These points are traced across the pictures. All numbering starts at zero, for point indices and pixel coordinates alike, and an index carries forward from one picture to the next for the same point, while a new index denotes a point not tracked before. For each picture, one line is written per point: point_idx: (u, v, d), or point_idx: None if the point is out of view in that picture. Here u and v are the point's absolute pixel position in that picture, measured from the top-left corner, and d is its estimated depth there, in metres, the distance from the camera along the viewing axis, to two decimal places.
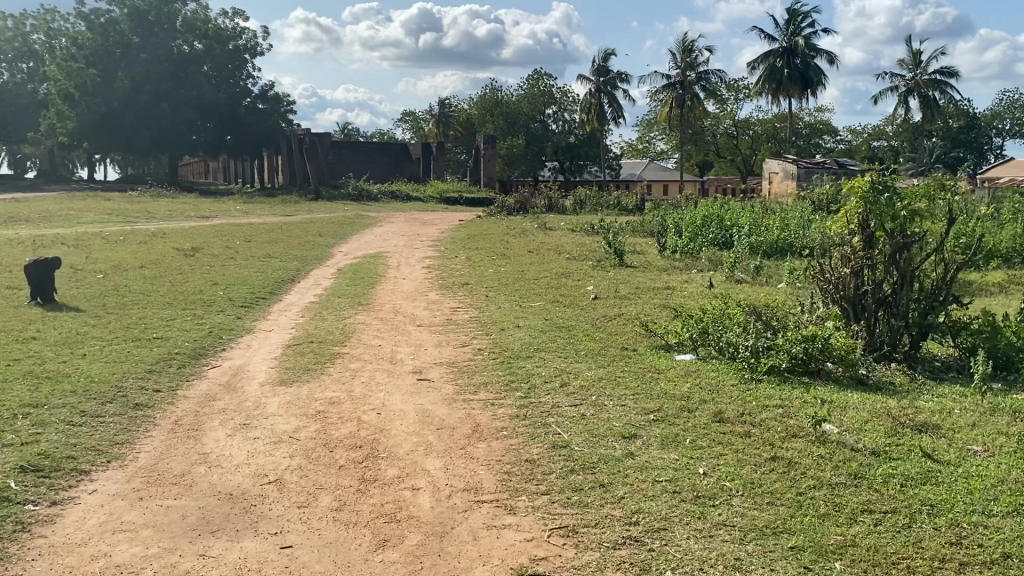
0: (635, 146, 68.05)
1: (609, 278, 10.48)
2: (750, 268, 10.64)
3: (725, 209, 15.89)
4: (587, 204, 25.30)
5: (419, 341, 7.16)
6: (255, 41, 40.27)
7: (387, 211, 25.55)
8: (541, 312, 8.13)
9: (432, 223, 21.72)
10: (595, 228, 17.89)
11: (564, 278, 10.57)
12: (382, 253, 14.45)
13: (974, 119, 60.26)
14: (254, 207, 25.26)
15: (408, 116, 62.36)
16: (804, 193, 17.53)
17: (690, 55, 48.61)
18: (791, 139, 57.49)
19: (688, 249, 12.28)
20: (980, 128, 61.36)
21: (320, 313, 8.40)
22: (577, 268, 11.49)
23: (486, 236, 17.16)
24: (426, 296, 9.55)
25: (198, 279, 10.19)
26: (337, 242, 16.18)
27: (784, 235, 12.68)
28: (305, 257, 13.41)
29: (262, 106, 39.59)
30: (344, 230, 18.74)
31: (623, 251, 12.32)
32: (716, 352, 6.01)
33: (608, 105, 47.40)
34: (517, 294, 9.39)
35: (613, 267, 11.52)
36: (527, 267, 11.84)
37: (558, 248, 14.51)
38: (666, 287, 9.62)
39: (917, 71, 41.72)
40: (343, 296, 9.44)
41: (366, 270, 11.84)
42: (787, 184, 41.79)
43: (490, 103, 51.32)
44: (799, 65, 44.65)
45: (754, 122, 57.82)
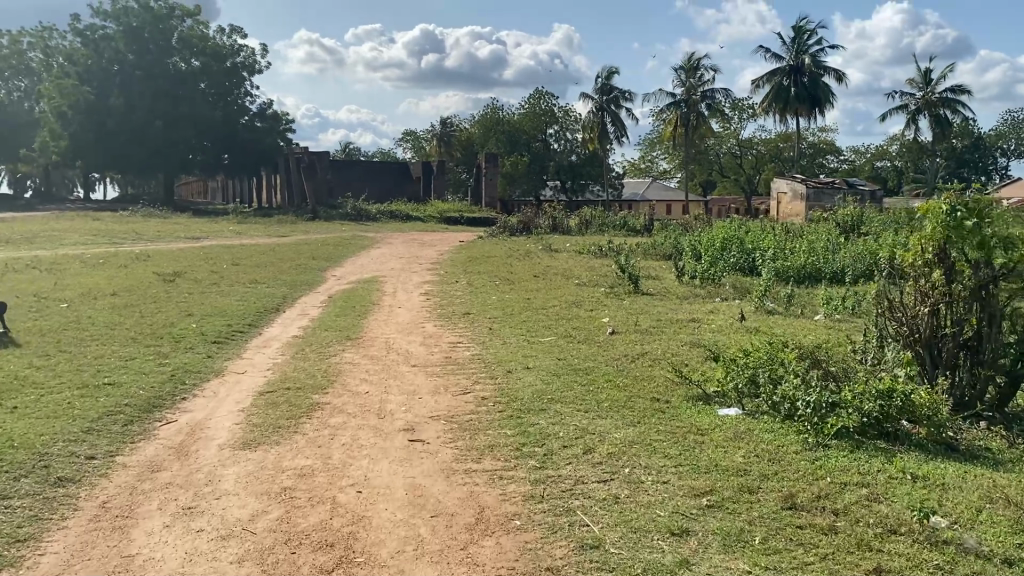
0: (638, 165, 67.34)
1: (626, 308, 9.53)
2: (781, 297, 9.69)
3: (742, 230, 14.96)
4: (592, 224, 24.40)
5: (413, 386, 6.17)
6: (253, 58, 39.51)
7: (386, 232, 24.66)
8: (554, 350, 7.17)
9: (431, 245, 20.84)
10: (603, 251, 16.95)
11: (577, 307, 9.63)
12: (377, 278, 13.52)
13: (979, 139, 59.59)
14: (249, 227, 24.43)
15: (409, 135, 61.72)
16: (823, 213, 16.63)
17: (695, 74, 47.94)
18: (795, 158, 56.79)
19: (709, 275, 11.32)
20: (985, 148, 60.65)
21: (302, 350, 7.44)
22: (589, 296, 10.53)
23: (489, 259, 16.24)
24: (423, 329, 8.59)
25: (172, 309, 9.25)
26: (331, 265, 15.26)
27: (813, 260, 11.74)
28: (295, 282, 12.47)
29: (260, 124, 38.85)
30: (339, 252, 17.83)
31: (638, 277, 11.35)
32: (768, 408, 5.05)
33: (611, 123, 46.70)
34: (525, 327, 8.43)
35: (628, 295, 10.55)
36: (534, 295, 10.88)
37: (566, 272, 13.58)
38: (691, 318, 8.68)
39: (927, 89, 40.93)
40: (331, 328, 8.47)
41: (359, 298, 10.89)
42: (796, 205, 40.99)
43: (492, 122, 50.56)
44: (806, 83, 43.89)
45: (758, 141, 57.14)
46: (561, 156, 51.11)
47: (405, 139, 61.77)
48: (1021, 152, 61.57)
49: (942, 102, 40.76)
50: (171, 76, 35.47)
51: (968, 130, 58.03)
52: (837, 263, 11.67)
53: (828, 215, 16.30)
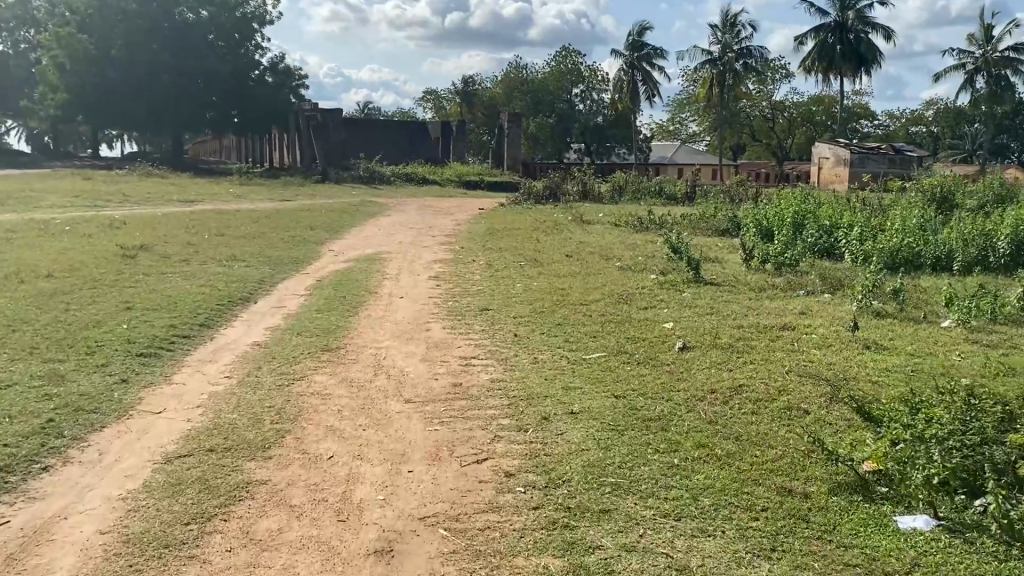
0: (665, 128, 64.59)
1: (694, 307, 7.42)
2: (887, 295, 7.50)
3: (806, 201, 12.73)
4: (626, 191, 22.10)
5: (401, 445, 4.09)
6: (263, 8, 37.09)
7: (401, 197, 22.55)
8: (611, 376, 5.14)
9: (449, 212, 18.78)
10: (644, 224, 14.76)
11: (625, 304, 7.53)
12: (380, 255, 11.45)
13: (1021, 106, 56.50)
14: (251, 190, 22.44)
15: (429, 94, 59.29)
16: (890, 185, 14.34)
17: (733, 30, 45.00)
18: (832, 122, 53.95)
19: (783, 259, 9.22)
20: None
21: (261, 369, 5.41)
22: (640, 287, 8.38)
23: (513, 231, 14.16)
24: (426, 334, 6.53)
25: (109, 300, 7.23)
26: (330, 237, 13.22)
27: (910, 241, 9.51)
28: (283, 260, 10.46)
29: (271, 79, 36.63)
30: (344, 220, 15.78)
31: (698, 263, 9.20)
32: (994, 532, 2.96)
33: (642, 83, 44.16)
34: (564, 335, 6.39)
35: (690, 287, 8.44)
36: (571, 284, 8.78)
37: (604, 250, 11.49)
38: (784, 326, 6.60)
39: (986, 48, 37.94)
40: (306, 332, 6.43)
41: (352, 284, 8.85)
42: (839, 171, 38.51)
43: (514, 81, 48.11)
44: (853, 40, 40.89)
45: (790, 103, 54.13)
46: (586, 117, 48.55)
47: (426, 98, 59.33)
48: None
49: (1002, 62, 37.84)
50: (177, 27, 33.25)
51: (1015, 103, 54.82)
52: (939, 245, 9.52)
53: (900, 186, 14.04)
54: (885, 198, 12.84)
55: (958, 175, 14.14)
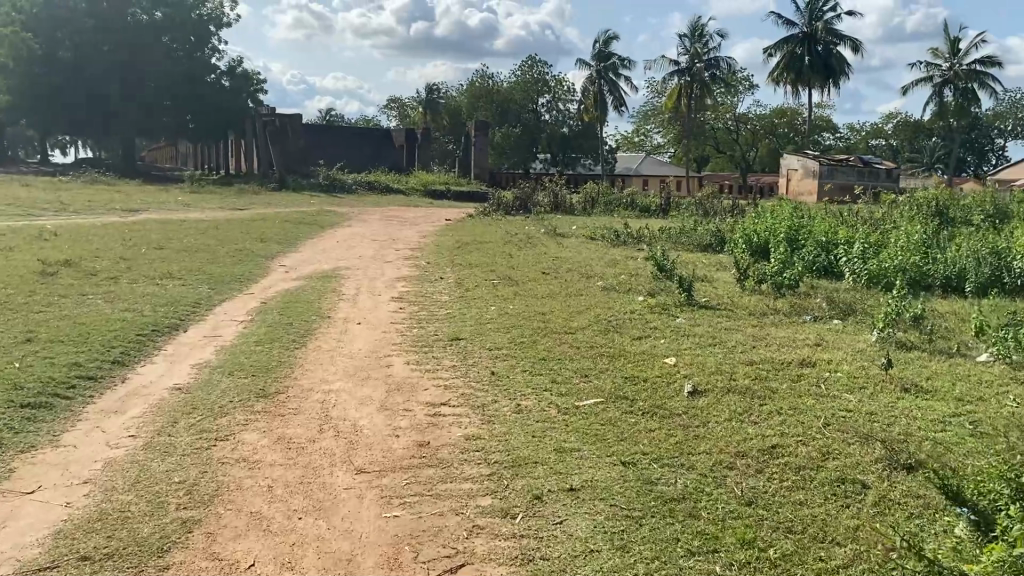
0: (630, 139, 64.24)
1: (694, 337, 6.50)
2: (908, 323, 6.66)
3: (791, 216, 11.95)
4: (597, 202, 21.29)
5: (349, 542, 3.09)
6: (220, 10, 35.70)
7: (361, 207, 21.46)
8: (614, 433, 4.18)
9: (412, 223, 17.79)
10: (620, 238, 13.89)
11: (615, 332, 6.59)
12: (337, 272, 10.44)
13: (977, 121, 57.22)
14: (202, 198, 21.22)
15: (393, 102, 58.22)
16: (872, 198, 13.69)
17: (700, 40, 44.56)
18: (795, 134, 53.88)
19: (780, 279, 8.39)
20: (981, 129, 58.46)
21: (177, 426, 4.35)
22: (631, 313, 7.46)
23: (483, 246, 13.21)
24: (386, 373, 5.51)
25: (8, 329, 6.12)
26: (282, 251, 12.13)
27: (915, 260, 8.73)
28: (225, 279, 9.37)
29: (228, 83, 35.28)
30: (299, 232, 14.69)
31: (689, 284, 8.29)
32: None
33: (609, 93, 43.50)
34: (550, 374, 5.41)
35: (684, 312, 7.54)
36: (550, 308, 7.83)
37: (581, 267, 10.60)
38: (804, 363, 5.68)
39: (954, 61, 37.92)
40: (241, 372, 5.38)
41: (300, 307, 7.82)
42: (808, 182, 38.30)
43: (480, 90, 47.24)
44: (821, 52, 40.65)
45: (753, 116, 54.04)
46: (553, 127, 47.80)
47: (390, 106, 58.22)
48: (1019, 133, 59.24)
49: (969, 75, 37.81)
50: (129, 28, 31.67)
51: (974, 116, 55.24)
52: (949, 264, 8.77)
53: (883, 201, 13.39)
54: (868, 212, 12.16)
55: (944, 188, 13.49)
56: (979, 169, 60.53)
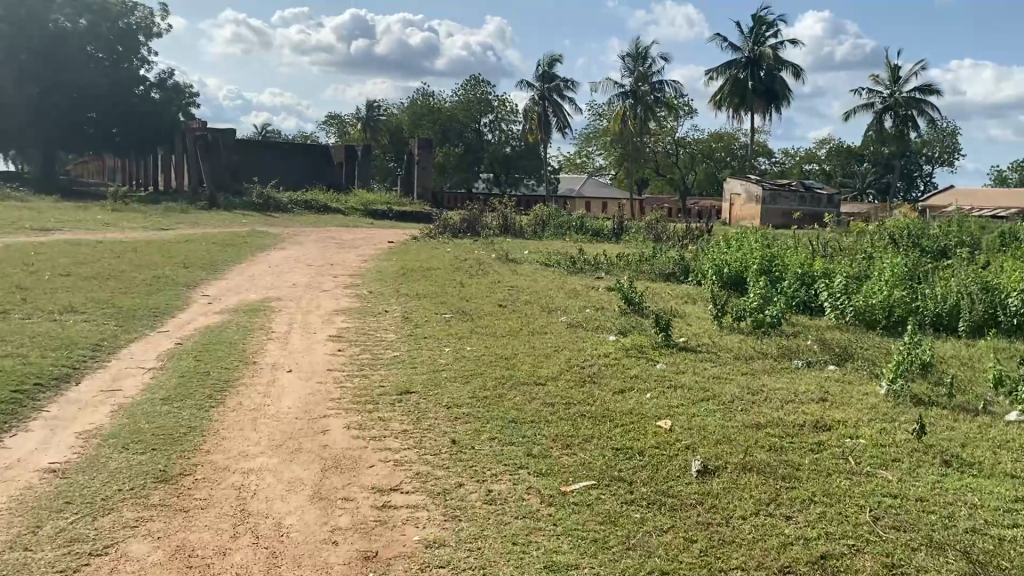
0: (572, 161, 64.13)
1: (682, 389, 5.63)
2: (917, 372, 5.90)
3: (755, 245, 11.33)
4: (547, 224, 20.60)
5: None
6: (150, 19, 33.65)
7: (298, 227, 20.31)
8: (618, 538, 3.29)
9: (352, 246, 16.76)
10: (576, 266, 13.14)
11: (592, 384, 5.67)
12: (269, 304, 9.37)
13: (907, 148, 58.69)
14: (124, 217, 19.74)
15: (332, 119, 56.95)
16: (831, 228, 13.25)
17: (643, 63, 44.46)
18: (733, 159, 54.37)
19: (759, 319, 7.64)
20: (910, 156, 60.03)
21: (41, 533, 3.31)
22: (605, 359, 6.57)
23: (432, 272, 12.29)
24: (321, 444, 4.52)
25: None
26: (207, 278, 10.97)
27: (904, 296, 8.07)
28: (136, 313, 8.21)
29: (158, 95, 33.60)
30: (226, 256, 13.49)
31: (664, 323, 7.44)
32: None
33: (553, 114, 43.04)
34: (523, 443, 4.46)
35: (663, 356, 6.69)
36: (513, 351, 6.87)
37: (538, 300, 9.76)
38: (819, 426, 4.85)
39: (894, 88, 38.50)
40: (138, 444, 4.32)
41: (221, 350, 6.75)
42: (750, 207, 38.31)
43: (422, 109, 46.37)
44: (764, 77, 40.88)
45: (692, 140, 54.34)
46: (495, 147, 47.05)
47: (329, 123, 56.84)
48: (945, 160, 61.05)
49: (909, 103, 38.43)
50: (50, 36, 29.28)
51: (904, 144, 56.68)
52: (941, 300, 8.11)
53: (844, 231, 12.95)
54: (833, 241, 11.64)
55: (904, 218, 13.13)
56: (909, 195, 62.09)
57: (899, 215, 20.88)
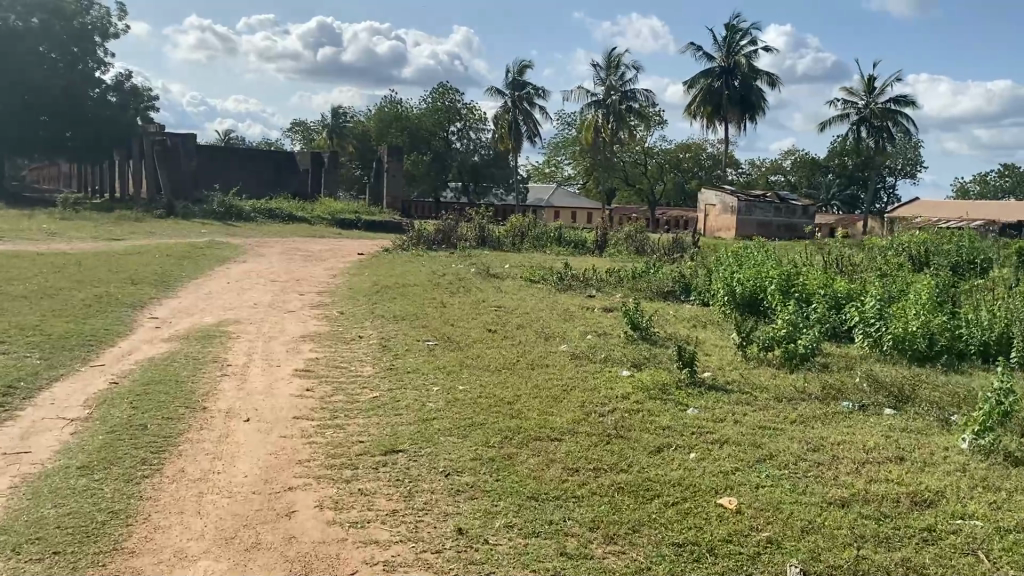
0: (541, 170, 63.39)
1: (731, 447, 4.63)
2: (1005, 426, 4.90)
3: (757, 260, 10.44)
4: (526, 236, 19.57)
5: None
6: (108, 18, 31.77)
7: (259, 237, 19.09)
8: None
9: (319, 259, 15.62)
10: (563, 281, 12.13)
11: (620, 439, 4.65)
12: (226, 329, 8.22)
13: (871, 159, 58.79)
14: (72, 226, 18.39)
15: (297, 125, 55.60)
16: (828, 245, 12.44)
17: (616, 71, 43.71)
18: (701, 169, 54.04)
19: (790, 353, 6.67)
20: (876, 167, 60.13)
21: None
22: (625, 403, 5.54)
23: (410, 289, 11.23)
24: (287, 537, 3.44)
25: None
26: (156, 297, 9.75)
27: (945, 324, 7.15)
28: (70, 342, 7.00)
29: (115, 99, 31.93)
30: (182, 271, 12.25)
31: (686, 360, 6.40)
32: None
33: (524, 122, 42.19)
34: (554, 533, 3.44)
35: (693, 398, 5.67)
36: (513, 391, 5.80)
37: (530, 323, 8.70)
38: (918, 501, 3.86)
39: (870, 99, 38.17)
40: (36, 545, 3.21)
41: (164, 391, 5.59)
42: (725, 219, 37.57)
43: (389, 116, 45.23)
44: (738, 86, 40.34)
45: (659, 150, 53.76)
46: (465, 155, 45.94)
47: (294, 130, 55.40)
48: (908, 171, 61.34)
49: (884, 114, 38.10)
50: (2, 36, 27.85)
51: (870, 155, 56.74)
52: (987, 328, 7.22)
53: (844, 248, 12.14)
54: (839, 258, 10.78)
55: (906, 234, 12.34)
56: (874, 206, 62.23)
57: (883, 231, 20.24)
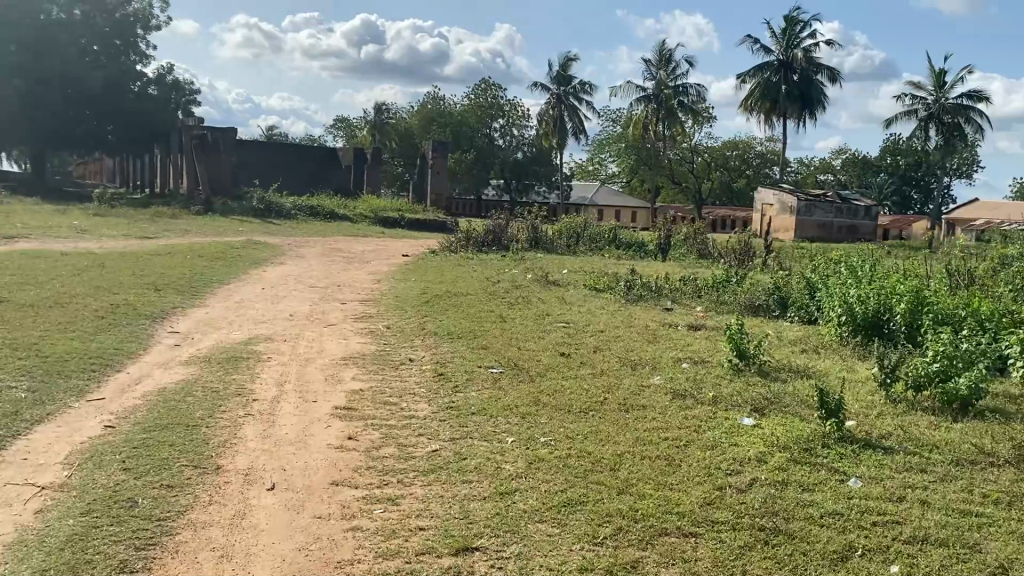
0: (584, 168, 61.97)
1: (939, 554, 3.32)
2: None
3: (860, 271, 9.02)
4: (579, 238, 18.27)
5: None
6: (149, 11, 31.09)
7: (297, 236, 18.07)
8: None
9: (361, 260, 14.52)
10: (635, 291, 10.80)
11: (781, 540, 3.40)
12: (257, 348, 7.05)
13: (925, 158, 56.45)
14: (105, 222, 17.50)
15: (339, 122, 54.90)
16: (931, 256, 10.96)
17: (668, 65, 42.05)
18: (748, 167, 52.25)
19: (955, 397, 5.29)
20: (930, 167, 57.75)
21: None
22: (765, 471, 4.21)
23: (462, 299, 9.97)
24: None
25: None
26: (182, 307, 8.64)
27: None
28: (74, 367, 5.87)
29: (155, 92, 31.21)
30: (214, 274, 11.15)
31: (829, 410, 5.00)
32: None
33: (570, 119, 40.78)
34: None
35: (851, 465, 4.33)
36: (611, 446, 4.50)
37: (606, 346, 7.36)
38: None
39: (940, 94, 36.13)
40: None
41: (169, 440, 4.40)
42: (783, 219, 35.78)
43: (431, 113, 44.17)
44: (798, 81, 38.49)
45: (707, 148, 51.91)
46: (507, 153, 44.71)
47: (337, 127, 54.63)
48: (965, 171, 58.92)
49: (956, 110, 36.01)
50: (40, 27, 26.99)
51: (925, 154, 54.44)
52: None
53: (948, 258, 10.65)
54: (953, 270, 9.33)
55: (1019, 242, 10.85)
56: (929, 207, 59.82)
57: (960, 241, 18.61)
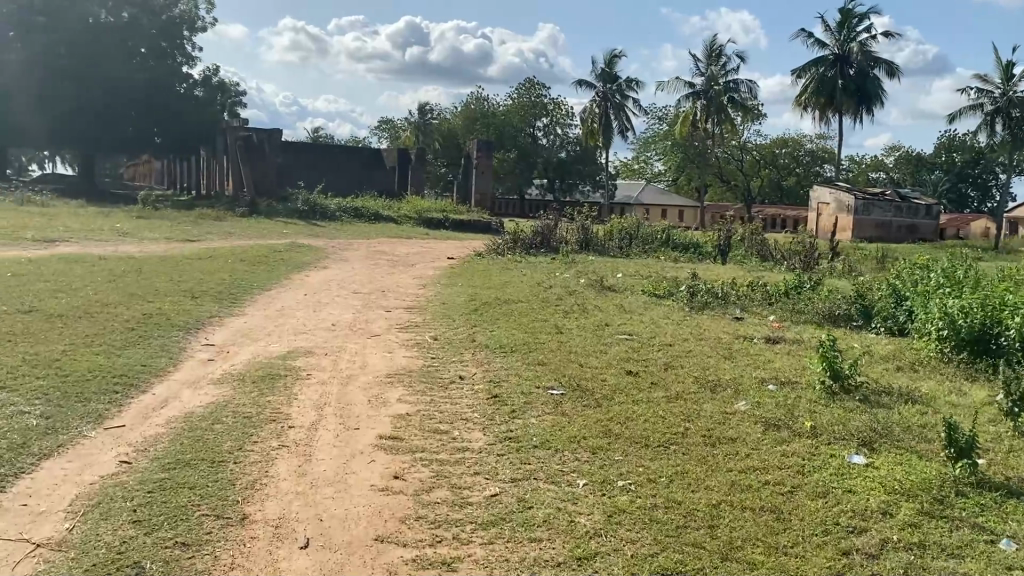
0: (629, 167, 60.97)
1: None
2: None
3: (953, 277, 8.13)
4: (632, 239, 17.48)
5: None
6: (195, 12, 31.03)
7: (338, 238, 17.61)
8: None
9: (405, 263, 13.97)
10: (699, 297, 10.02)
11: None
12: (295, 364, 6.47)
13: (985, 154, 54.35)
14: (147, 225, 17.22)
15: (383, 123, 54.73)
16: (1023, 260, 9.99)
17: (718, 61, 40.95)
18: (798, 165, 50.79)
19: None
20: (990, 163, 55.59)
21: None
22: (897, 531, 3.46)
23: (515, 307, 9.28)
24: None
25: None
26: (219, 316, 8.11)
27: None
28: (96, 386, 5.35)
29: (201, 93, 31.12)
30: (255, 279, 10.66)
31: (959, 448, 4.22)
32: None
33: (616, 117, 39.91)
34: None
35: (999, 521, 3.56)
36: (703, 494, 3.79)
37: (677, 363, 6.62)
38: None
39: (1007, 88, 34.51)
40: None
41: (189, 481, 3.82)
42: (840, 219, 34.43)
43: (474, 113, 43.65)
44: (855, 76, 37.11)
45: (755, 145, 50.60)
46: (551, 153, 44.02)
47: (381, 128, 54.45)
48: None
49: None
50: (90, 30, 27.05)
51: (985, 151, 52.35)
52: None
53: None
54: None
55: None
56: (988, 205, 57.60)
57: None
